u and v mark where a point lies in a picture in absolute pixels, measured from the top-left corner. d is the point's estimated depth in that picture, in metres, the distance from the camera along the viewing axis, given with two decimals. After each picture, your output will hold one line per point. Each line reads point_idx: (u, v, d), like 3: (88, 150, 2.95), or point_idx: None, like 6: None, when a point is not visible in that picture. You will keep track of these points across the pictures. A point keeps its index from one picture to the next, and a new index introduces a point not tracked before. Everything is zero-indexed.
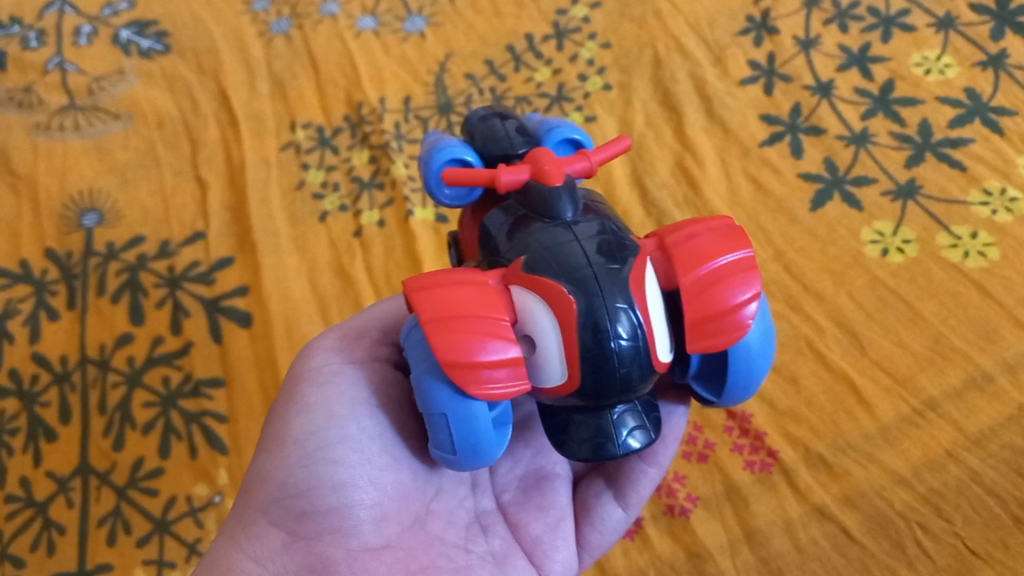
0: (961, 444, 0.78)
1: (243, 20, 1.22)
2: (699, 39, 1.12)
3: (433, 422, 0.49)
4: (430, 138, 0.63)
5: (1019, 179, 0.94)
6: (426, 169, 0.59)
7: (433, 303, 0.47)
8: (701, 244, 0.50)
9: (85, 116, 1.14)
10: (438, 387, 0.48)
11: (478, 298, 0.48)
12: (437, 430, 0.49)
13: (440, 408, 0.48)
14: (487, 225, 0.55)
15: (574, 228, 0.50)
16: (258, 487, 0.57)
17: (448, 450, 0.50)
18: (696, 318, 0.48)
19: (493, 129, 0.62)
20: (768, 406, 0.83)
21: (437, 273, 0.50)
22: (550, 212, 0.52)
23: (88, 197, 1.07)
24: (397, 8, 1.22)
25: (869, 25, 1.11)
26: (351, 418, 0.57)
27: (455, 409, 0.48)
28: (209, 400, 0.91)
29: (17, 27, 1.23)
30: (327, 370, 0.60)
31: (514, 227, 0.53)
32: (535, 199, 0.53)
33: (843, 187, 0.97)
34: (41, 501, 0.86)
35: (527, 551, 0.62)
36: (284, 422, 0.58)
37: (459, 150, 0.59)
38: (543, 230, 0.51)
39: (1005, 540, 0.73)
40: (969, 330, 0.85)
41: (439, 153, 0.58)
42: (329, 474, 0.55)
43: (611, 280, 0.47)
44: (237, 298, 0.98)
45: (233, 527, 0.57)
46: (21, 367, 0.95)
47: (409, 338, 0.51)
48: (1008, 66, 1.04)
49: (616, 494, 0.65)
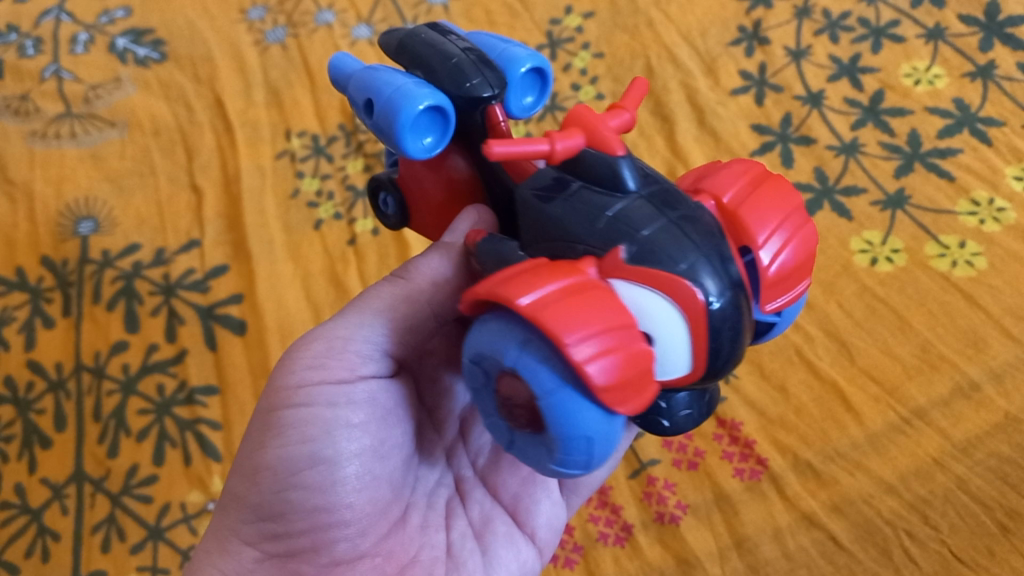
0: (948, 451, 0.79)
1: (238, 29, 1.23)
2: (691, 50, 1.13)
3: (563, 445, 0.40)
4: (357, 83, 0.52)
5: (1007, 190, 0.95)
6: (389, 125, 0.48)
7: (573, 313, 0.38)
8: (756, 196, 0.46)
9: (82, 124, 1.15)
10: (586, 405, 0.39)
11: (597, 297, 0.39)
12: (558, 450, 0.40)
13: (570, 433, 0.39)
14: (524, 207, 0.48)
15: (656, 205, 0.44)
16: (231, 506, 0.57)
17: (572, 467, 0.41)
18: (769, 280, 0.44)
19: (433, 51, 0.52)
20: (757, 414, 0.84)
21: (529, 275, 0.40)
22: (616, 185, 0.45)
23: (84, 205, 1.08)
24: (392, 17, 1.23)
25: (859, 36, 1.12)
26: (328, 445, 0.54)
27: (592, 428, 0.39)
28: (204, 407, 0.92)
29: (15, 35, 1.24)
30: (303, 386, 0.55)
31: (574, 204, 0.45)
32: (591, 167, 0.46)
33: (832, 197, 0.98)
34: (36, 508, 0.87)
35: (510, 513, 0.64)
36: (256, 443, 0.56)
37: (412, 86, 0.48)
38: (621, 209, 0.44)
39: (991, 547, 0.74)
40: (956, 339, 0.86)
41: (397, 98, 0.47)
42: (302, 501, 0.54)
43: (725, 274, 0.42)
44: (232, 306, 0.99)
45: (214, 531, 0.59)
46: (16, 374, 0.95)
47: (517, 351, 0.39)
48: (996, 76, 1.05)
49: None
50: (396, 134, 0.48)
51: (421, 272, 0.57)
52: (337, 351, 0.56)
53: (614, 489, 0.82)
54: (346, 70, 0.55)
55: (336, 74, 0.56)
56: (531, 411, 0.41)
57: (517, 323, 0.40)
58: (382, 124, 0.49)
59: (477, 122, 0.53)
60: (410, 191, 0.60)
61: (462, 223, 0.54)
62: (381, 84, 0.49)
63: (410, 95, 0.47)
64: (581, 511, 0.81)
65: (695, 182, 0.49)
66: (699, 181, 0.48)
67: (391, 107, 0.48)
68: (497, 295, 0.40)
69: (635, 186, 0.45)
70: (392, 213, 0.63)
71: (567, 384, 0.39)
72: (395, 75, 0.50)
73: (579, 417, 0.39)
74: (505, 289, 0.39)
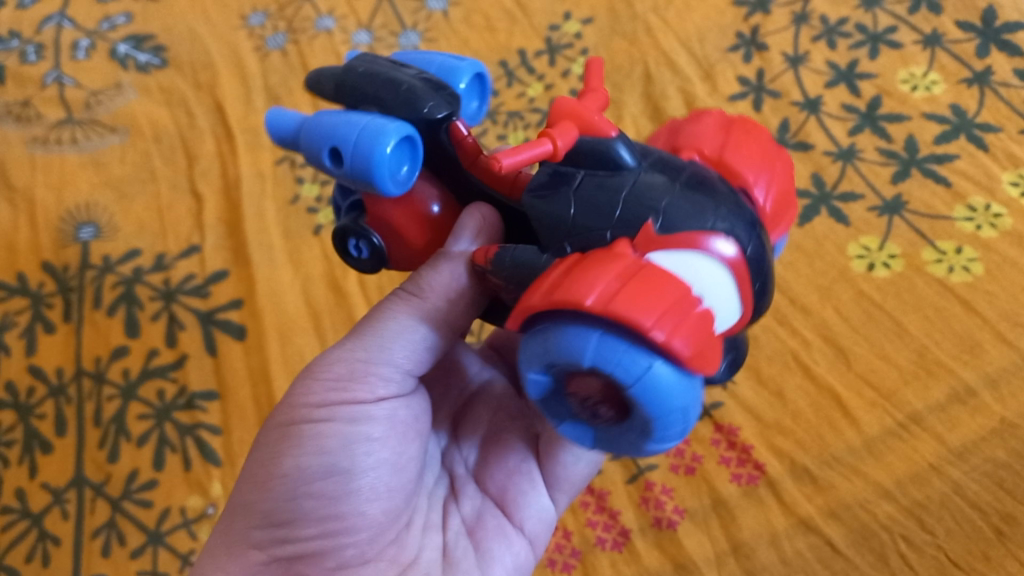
0: (944, 457, 0.80)
1: (239, 35, 1.24)
2: (689, 56, 1.14)
3: (660, 423, 0.41)
4: (309, 137, 0.51)
5: (1004, 195, 0.96)
6: (363, 170, 0.48)
7: (640, 299, 0.38)
8: (733, 142, 0.48)
9: (83, 129, 1.15)
10: (672, 377, 0.39)
11: (652, 277, 0.39)
12: (655, 426, 0.41)
13: (665, 407, 0.40)
14: (537, 212, 0.46)
15: (665, 179, 0.45)
16: (240, 513, 0.57)
17: (672, 438, 0.42)
18: (765, 215, 0.47)
19: (376, 84, 0.52)
20: (754, 419, 0.84)
21: (580, 274, 0.40)
22: (613, 166, 0.45)
23: (85, 210, 1.08)
24: (392, 23, 1.23)
25: (857, 42, 1.12)
26: (342, 455, 0.55)
27: (683, 398, 0.40)
28: (204, 412, 0.92)
29: (17, 41, 1.24)
30: (320, 401, 0.56)
31: (587, 196, 0.45)
32: (587, 154, 0.46)
33: (830, 203, 0.98)
34: (37, 513, 0.88)
35: (499, 505, 0.65)
36: (270, 452, 0.56)
37: (377, 128, 0.48)
38: (631, 188, 0.44)
39: (986, 552, 0.75)
40: (952, 345, 0.86)
41: (368, 143, 0.47)
42: (314, 509, 0.55)
43: (746, 224, 0.44)
44: (232, 311, 0.99)
45: (219, 535, 0.59)
46: (17, 379, 0.96)
47: (588, 347, 0.39)
48: (993, 82, 1.05)
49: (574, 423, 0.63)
50: (378, 181, 0.48)
51: (435, 292, 0.55)
52: (358, 370, 0.56)
53: (612, 494, 0.83)
54: (286, 124, 0.54)
55: (275, 130, 0.54)
56: (615, 396, 0.41)
57: (583, 321, 0.39)
58: (358, 175, 0.48)
59: (442, 142, 0.52)
60: (384, 227, 0.56)
61: (466, 229, 0.53)
62: (340, 134, 0.49)
63: (379, 139, 0.47)
64: (579, 516, 0.82)
65: (668, 139, 0.51)
66: (674, 138, 0.50)
67: (363, 157, 0.48)
68: (560, 303, 0.39)
69: (632, 164, 0.45)
70: (362, 256, 0.58)
71: (656, 362, 0.39)
72: (350, 121, 0.49)
73: (672, 392, 0.39)
74: (566, 294, 0.39)
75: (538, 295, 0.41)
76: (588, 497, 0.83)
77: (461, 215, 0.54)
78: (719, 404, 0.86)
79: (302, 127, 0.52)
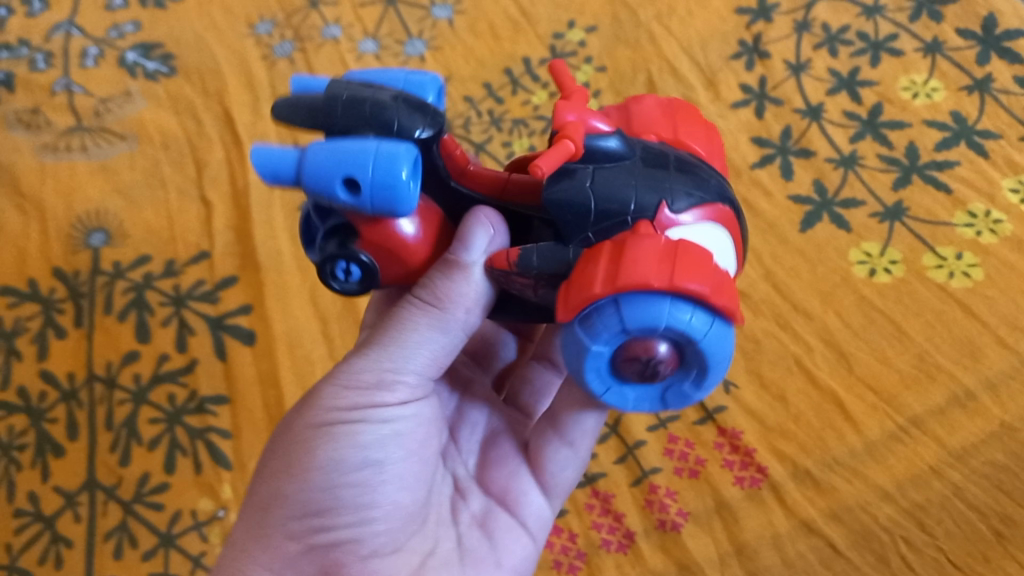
0: (944, 460, 0.81)
1: (247, 43, 1.25)
2: (692, 63, 1.15)
3: (710, 374, 0.48)
4: (313, 180, 0.51)
5: (1004, 202, 0.97)
6: (386, 200, 0.50)
7: (694, 271, 0.45)
8: (680, 123, 0.55)
9: (92, 137, 1.17)
10: (722, 334, 0.47)
11: (695, 251, 0.46)
12: (709, 369, 0.48)
13: (722, 350, 0.47)
14: (559, 205, 0.50)
15: (656, 164, 0.50)
16: (274, 504, 0.57)
17: (719, 378, 0.49)
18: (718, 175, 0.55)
19: (363, 113, 0.52)
20: (757, 423, 0.86)
21: (630, 252, 0.46)
22: (611, 154, 0.50)
23: (95, 217, 1.10)
24: (398, 31, 1.24)
25: (858, 50, 1.13)
26: (374, 448, 0.57)
27: (733, 340, 0.48)
28: (214, 416, 0.94)
29: (25, 49, 1.26)
30: (350, 400, 0.56)
31: (604, 182, 0.49)
32: (593, 144, 0.50)
33: (831, 209, 0.99)
34: (49, 515, 0.89)
35: (501, 502, 0.66)
36: (304, 444, 0.56)
37: (389, 154, 0.50)
38: (634, 172, 0.50)
39: (985, 554, 0.76)
40: (952, 349, 0.87)
41: (386, 175, 0.50)
42: (350, 498, 0.56)
43: (725, 193, 0.51)
44: (241, 316, 1.00)
45: (245, 528, 0.58)
46: (29, 384, 0.97)
47: (657, 317, 0.45)
48: (993, 90, 1.07)
49: (558, 430, 0.63)
50: (402, 206, 0.51)
51: (456, 300, 0.55)
52: (386, 378, 0.57)
53: (617, 497, 0.84)
54: (276, 165, 0.52)
55: (264, 172, 0.53)
56: (673, 351, 0.47)
57: (647, 298, 0.45)
58: (382, 204, 0.51)
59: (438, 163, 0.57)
60: (387, 250, 0.55)
61: (479, 236, 0.54)
62: (351, 168, 0.50)
63: (396, 165, 0.50)
64: (584, 518, 0.83)
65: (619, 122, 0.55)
66: (629, 123, 0.55)
67: (385, 186, 0.50)
68: (624, 286, 0.45)
69: (625, 150, 0.51)
70: (356, 281, 0.57)
71: (712, 318, 0.46)
72: (353, 152, 0.50)
73: (725, 337, 0.47)
74: (628, 276, 0.45)
75: (596, 284, 0.46)
76: (593, 499, 0.84)
77: (472, 224, 0.55)
78: (722, 408, 0.87)
79: (295, 169, 0.52)
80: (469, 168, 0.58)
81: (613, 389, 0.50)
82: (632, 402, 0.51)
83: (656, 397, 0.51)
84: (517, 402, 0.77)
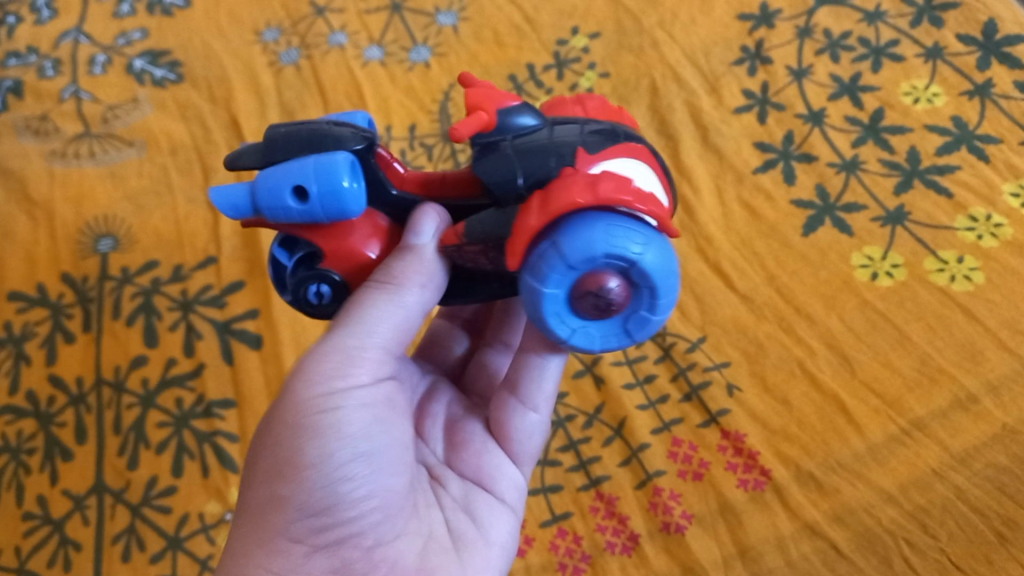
0: (947, 462, 0.81)
1: (254, 50, 1.26)
2: (695, 69, 1.16)
3: (660, 294, 0.49)
4: (267, 205, 0.54)
5: (1005, 206, 0.97)
6: (334, 207, 0.53)
7: (614, 189, 0.47)
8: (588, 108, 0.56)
9: (100, 143, 1.18)
10: (660, 249, 0.48)
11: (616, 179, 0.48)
12: (658, 288, 0.49)
13: (665, 265, 0.49)
14: (488, 174, 0.51)
15: (571, 136, 0.51)
16: (273, 508, 0.56)
17: (672, 296, 0.50)
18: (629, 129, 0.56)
19: (302, 139, 0.55)
20: (760, 426, 0.86)
21: (556, 185, 0.48)
22: (526, 127, 0.52)
23: (103, 222, 1.11)
24: (402, 38, 1.25)
25: (859, 55, 1.14)
26: (360, 440, 0.57)
27: (673, 253, 0.49)
28: (221, 420, 0.95)
29: (34, 57, 1.28)
30: (331, 396, 0.56)
31: (523, 149, 0.51)
32: (509, 118, 0.52)
33: (833, 213, 1.00)
34: (58, 519, 0.90)
35: (477, 483, 0.68)
36: (291, 445, 0.56)
37: (329, 164, 0.53)
38: (549, 138, 0.52)
39: (989, 556, 0.77)
40: (954, 352, 0.88)
41: (329, 183, 0.53)
42: (347, 492, 0.56)
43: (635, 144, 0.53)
44: (248, 321, 1.01)
45: (244, 538, 0.57)
46: (38, 388, 0.98)
47: (593, 239, 0.47)
48: (993, 94, 1.07)
49: (520, 397, 0.66)
50: (351, 209, 0.54)
51: (411, 278, 0.56)
52: (356, 359, 0.57)
53: (621, 499, 0.85)
54: (235, 202, 0.55)
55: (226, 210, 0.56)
56: (620, 276, 0.49)
57: (582, 224, 0.47)
58: (331, 211, 0.54)
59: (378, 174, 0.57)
60: (350, 261, 0.58)
61: (428, 222, 0.57)
62: (297, 184, 0.53)
63: (336, 174, 0.53)
64: (589, 521, 0.84)
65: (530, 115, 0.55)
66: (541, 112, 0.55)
67: (330, 195, 0.53)
68: (556, 211, 0.47)
69: (539, 123, 0.53)
70: (331, 300, 0.59)
71: (647, 233, 0.48)
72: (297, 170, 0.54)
73: (664, 251, 0.49)
74: (558, 200, 0.47)
75: (533, 216, 0.48)
76: (598, 502, 0.85)
77: (420, 214, 0.57)
78: (725, 411, 0.88)
79: (251, 201, 0.55)
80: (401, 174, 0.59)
81: (577, 330, 0.52)
82: (599, 341, 0.52)
83: (620, 331, 0.52)
84: (476, 387, 0.77)
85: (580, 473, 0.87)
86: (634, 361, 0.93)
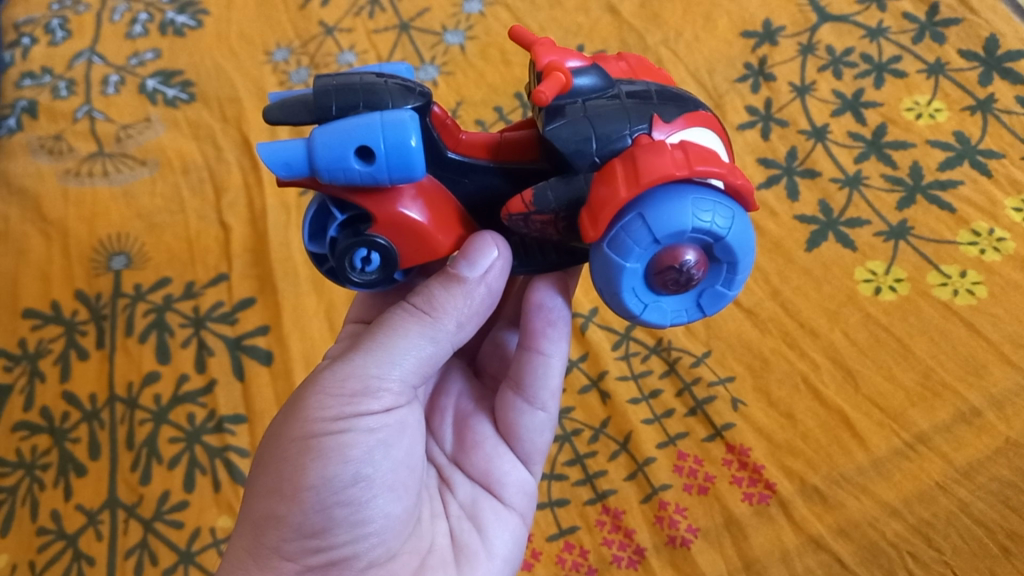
0: (950, 476, 0.82)
1: (264, 70, 1.28)
2: (700, 86, 1.17)
3: (738, 266, 0.51)
4: (327, 167, 0.50)
5: (1007, 220, 0.98)
6: (402, 166, 0.50)
7: (703, 161, 0.48)
8: (634, 67, 0.56)
9: (113, 162, 1.20)
10: (742, 224, 0.50)
11: (700, 154, 0.48)
12: (737, 262, 0.51)
13: (745, 241, 0.50)
14: (563, 138, 0.50)
15: (639, 102, 0.52)
16: (268, 526, 0.57)
17: (748, 268, 0.52)
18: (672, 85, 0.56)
19: (356, 95, 0.52)
20: (765, 440, 0.87)
21: (644, 159, 0.48)
22: (592, 87, 0.52)
23: (116, 240, 1.12)
24: (411, 57, 1.27)
25: (862, 72, 1.15)
26: (362, 462, 0.58)
27: (752, 228, 0.50)
28: (232, 435, 0.96)
29: (48, 77, 1.30)
30: (335, 413, 0.57)
31: (595, 111, 0.51)
32: (574, 79, 0.51)
33: (837, 228, 1.01)
34: (72, 534, 0.91)
35: (485, 488, 0.69)
36: (293, 465, 0.57)
37: (396, 122, 0.50)
38: (619, 103, 0.51)
39: (993, 569, 0.77)
40: (957, 366, 0.88)
41: (398, 142, 0.49)
42: (345, 515, 0.57)
43: (696, 106, 0.54)
44: (259, 337, 1.03)
45: (240, 551, 0.58)
46: (52, 405, 1.00)
47: (682, 211, 0.48)
48: (995, 110, 1.08)
49: (527, 396, 0.69)
50: (418, 172, 0.51)
51: (450, 312, 0.59)
52: (371, 385, 0.58)
53: (627, 514, 0.85)
54: (290, 163, 0.51)
55: (279, 170, 0.51)
56: (700, 251, 0.50)
57: (673, 198, 0.48)
58: (398, 174, 0.50)
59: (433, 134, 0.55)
60: (401, 229, 0.54)
61: (484, 255, 0.57)
62: (362, 145, 0.50)
63: (405, 133, 0.49)
64: (595, 535, 0.85)
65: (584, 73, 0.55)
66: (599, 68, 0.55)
67: (399, 157, 0.50)
68: (649, 184, 0.47)
69: (603, 83, 0.52)
70: (374, 270, 0.55)
71: (731, 207, 0.49)
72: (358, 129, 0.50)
73: (745, 226, 0.50)
74: (652, 173, 0.47)
75: (621, 190, 0.48)
76: (604, 516, 0.86)
77: (479, 243, 0.57)
78: (730, 425, 0.89)
79: (307, 161, 0.51)
80: (462, 136, 0.57)
81: (650, 306, 0.53)
82: (670, 316, 0.54)
83: (692, 306, 0.54)
84: (490, 370, 0.77)
85: (586, 487, 0.88)
86: (640, 376, 0.94)
